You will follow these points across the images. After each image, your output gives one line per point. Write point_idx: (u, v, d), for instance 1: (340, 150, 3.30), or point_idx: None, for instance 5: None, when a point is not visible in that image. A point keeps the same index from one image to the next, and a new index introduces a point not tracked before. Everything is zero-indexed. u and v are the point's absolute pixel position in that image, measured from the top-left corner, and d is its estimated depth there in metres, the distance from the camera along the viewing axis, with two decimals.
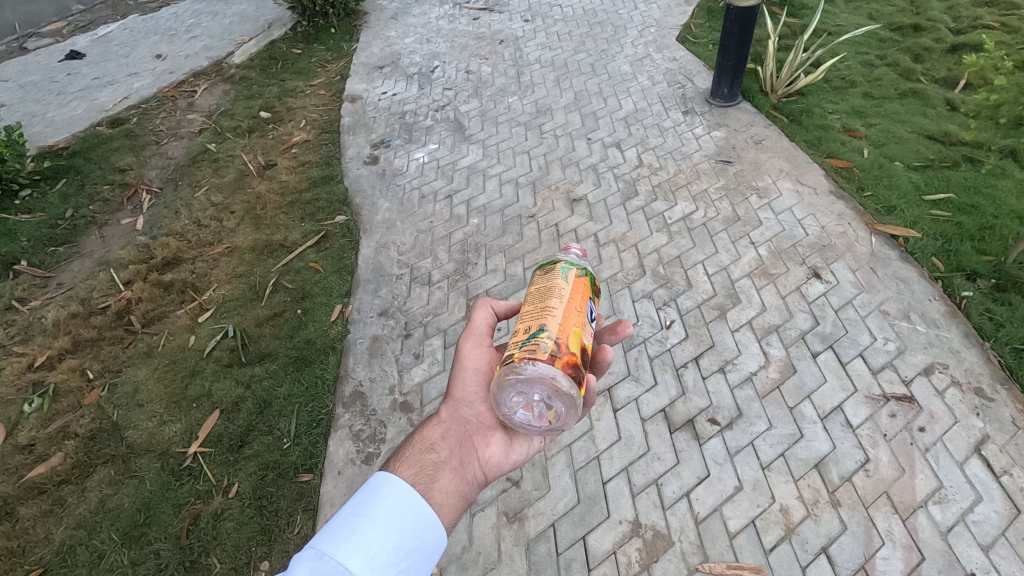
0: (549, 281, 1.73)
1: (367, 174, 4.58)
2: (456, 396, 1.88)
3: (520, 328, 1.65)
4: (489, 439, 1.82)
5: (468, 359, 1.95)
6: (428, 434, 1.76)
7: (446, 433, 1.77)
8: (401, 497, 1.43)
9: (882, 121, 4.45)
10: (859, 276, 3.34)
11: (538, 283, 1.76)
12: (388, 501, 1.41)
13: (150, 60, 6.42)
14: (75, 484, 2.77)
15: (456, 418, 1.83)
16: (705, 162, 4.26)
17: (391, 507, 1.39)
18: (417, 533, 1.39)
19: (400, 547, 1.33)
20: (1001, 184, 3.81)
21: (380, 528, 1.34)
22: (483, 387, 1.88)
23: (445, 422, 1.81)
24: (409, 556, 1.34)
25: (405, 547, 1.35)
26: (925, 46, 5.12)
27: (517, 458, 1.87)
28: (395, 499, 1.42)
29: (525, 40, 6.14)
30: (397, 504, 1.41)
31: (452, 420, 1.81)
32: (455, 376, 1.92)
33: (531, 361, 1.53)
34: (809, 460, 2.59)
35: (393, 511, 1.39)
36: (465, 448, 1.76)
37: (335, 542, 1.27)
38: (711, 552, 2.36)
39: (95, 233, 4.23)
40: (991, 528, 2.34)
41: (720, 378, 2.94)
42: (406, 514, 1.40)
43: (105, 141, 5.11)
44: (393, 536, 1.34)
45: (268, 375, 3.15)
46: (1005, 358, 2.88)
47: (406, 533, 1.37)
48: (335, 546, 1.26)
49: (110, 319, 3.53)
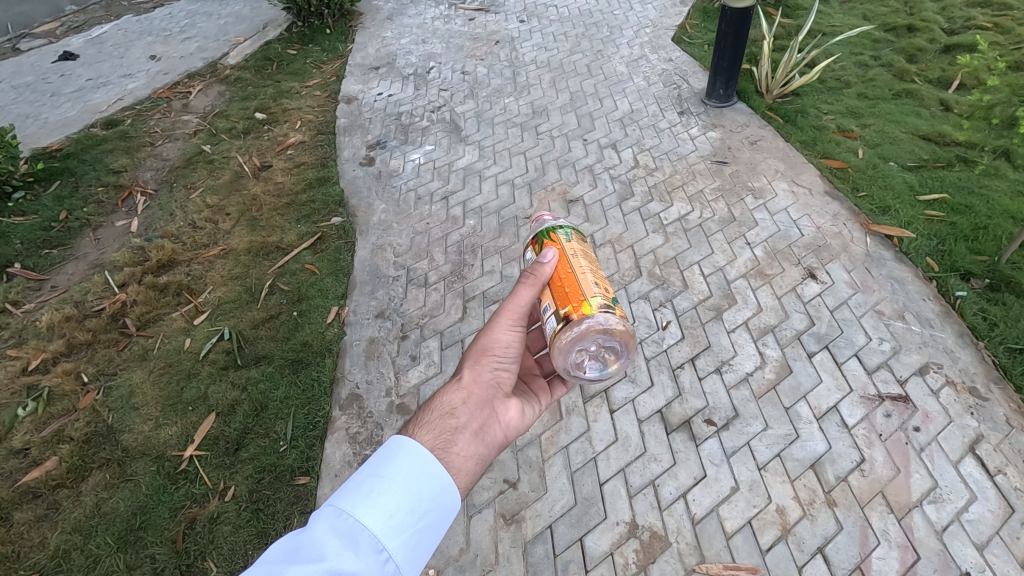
0: (580, 241, 1.80)
1: (364, 175, 4.58)
2: (478, 360, 1.73)
3: (593, 280, 1.67)
4: (508, 405, 1.74)
5: (501, 328, 1.75)
6: (449, 399, 1.61)
7: (469, 399, 1.63)
8: (419, 460, 1.39)
9: (877, 121, 4.47)
10: (855, 276, 3.35)
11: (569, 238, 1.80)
12: (405, 460, 1.38)
13: (144, 60, 6.40)
14: (70, 488, 2.76)
15: (479, 383, 1.69)
16: (701, 162, 4.28)
17: (409, 468, 1.37)
18: (434, 494, 1.36)
19: (416, 508, 1.31)
20: (994, 184, 3.84)
21: (398, 488, 1.32)
22: (507, 351, 1.77)
23: (468, 386, 1.67)
24: (426, 516, 1.32)
25: (422, 507, 1.32)
26: (919, 46, 5.16)
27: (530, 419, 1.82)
28: (413, 458, 1.39)
29: (521, 41, 6.14)
30: (415, 464, 1.38)
31: (475, 385, 1.67)
32: (479, 339, 1.76)
33: (604, 312, 1.60)
34: (805, 460, 2.60)
35: (411, 472, 1.36)
36: (488, 414, 1.65)
37: (353, 500, 1.28)
38: (707, 553, 2.36)
39: (90, 235, 4.22)
40: (985, 527, 2.35)
41: (717, 378, 2.95)
42: (424, 475, 1.37)
43: (99, 143, 5.09)
44: (410, 497, 1.32)
45: (264, 377, 3.15)
46: (999, 357, 2.90)
47: (424, 494, 1.34)
48: (353, 505, 1.27)
49: (104, 321, 3.51)
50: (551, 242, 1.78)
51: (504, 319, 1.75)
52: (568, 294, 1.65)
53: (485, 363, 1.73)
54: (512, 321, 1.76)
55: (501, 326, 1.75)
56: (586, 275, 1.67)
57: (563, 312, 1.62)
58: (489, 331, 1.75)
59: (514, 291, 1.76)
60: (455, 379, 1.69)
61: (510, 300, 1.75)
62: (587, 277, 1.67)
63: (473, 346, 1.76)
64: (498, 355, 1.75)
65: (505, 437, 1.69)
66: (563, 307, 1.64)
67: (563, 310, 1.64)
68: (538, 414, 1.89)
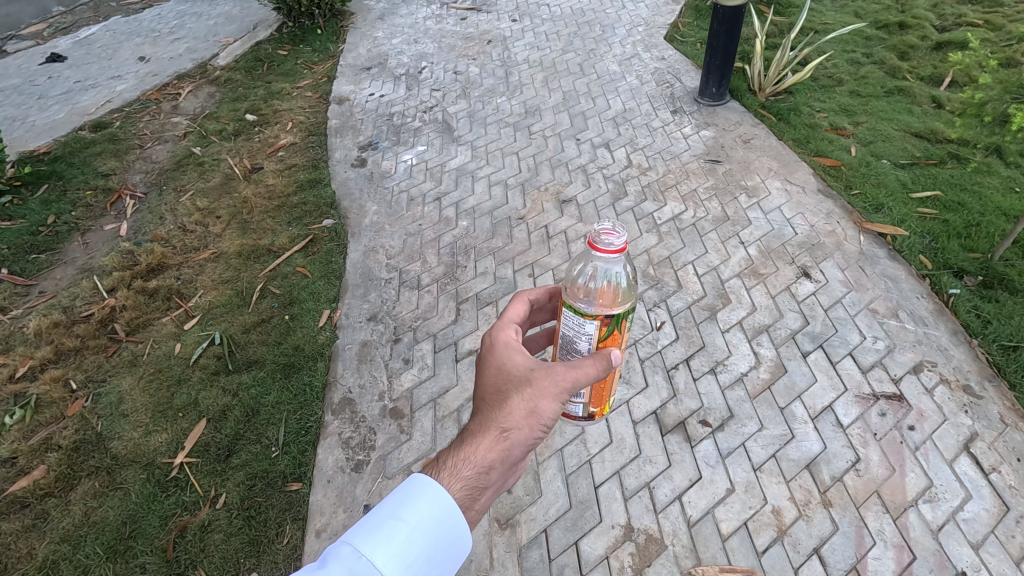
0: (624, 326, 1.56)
1: (356, 176, 4.55)
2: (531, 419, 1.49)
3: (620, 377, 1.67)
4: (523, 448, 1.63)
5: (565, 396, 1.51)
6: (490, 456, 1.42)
7: (508, 459, 1.47)
8: (443, 508, 1.28)
9: (869, 119, 4.47)
10: (848, 275, 3.35)
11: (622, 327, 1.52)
12: (426, 503, 1.27)
13: (133, 62, 6.34)
14: (59, 498, 2.72)
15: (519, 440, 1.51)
16: (694, 161, 4.26)
17: (430, 510, 1.26)
18: (452, 541, 1.26)
19: (432, 557, 1.21)
20: (987, 181, 3.84)
21: (417, 534, 1.21)
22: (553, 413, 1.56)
23: (509, 446, 1.46)
24: (440, 565, 1.23)
25: (439, 557, 1.22)
26: (911, 44, 5.16)
27: None
28: (436, 503, 1.27)
29: (513, 40, 6.11)
30: (437, 508, 1.27)
31: (516, 445, 1.47)
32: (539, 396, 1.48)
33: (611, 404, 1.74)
34: (800, 461, 2.59)
35: (432, 518, 1.25)
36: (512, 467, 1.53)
37: (371, 542, 1.17)
38: (703, 556, 2.35)
39: (78, 239, 4.17)
40: (981, 526, 2.35)
41: (711, 379, 2.93)
42: (446, 524, 1.26)
43: (88, 146, 5.04)
44: (427, 543, 1.22)
45: (256, 383, 3.11)
46: (993, 355, 2.90)
47: (442, 542, 1.24)
48: (371, 547, 1.15)
49: (93, 327, 3.47)
50: (613, 341, 1.49)
51: (569, 389, 1.49)
52: (601, 398, 1.63)
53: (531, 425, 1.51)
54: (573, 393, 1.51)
55: (565, 396, 1.50)
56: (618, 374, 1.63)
57: (592, 412, 1.65)
58: (554, 397, 1.49)
59: (589, 367, 1.47)
60: (500, 431, 1.46)
61: (582, 377, 1.48)
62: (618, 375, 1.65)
63: (527, 398, 1.48)
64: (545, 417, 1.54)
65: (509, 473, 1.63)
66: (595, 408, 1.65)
67: (594, 410, 1.65)
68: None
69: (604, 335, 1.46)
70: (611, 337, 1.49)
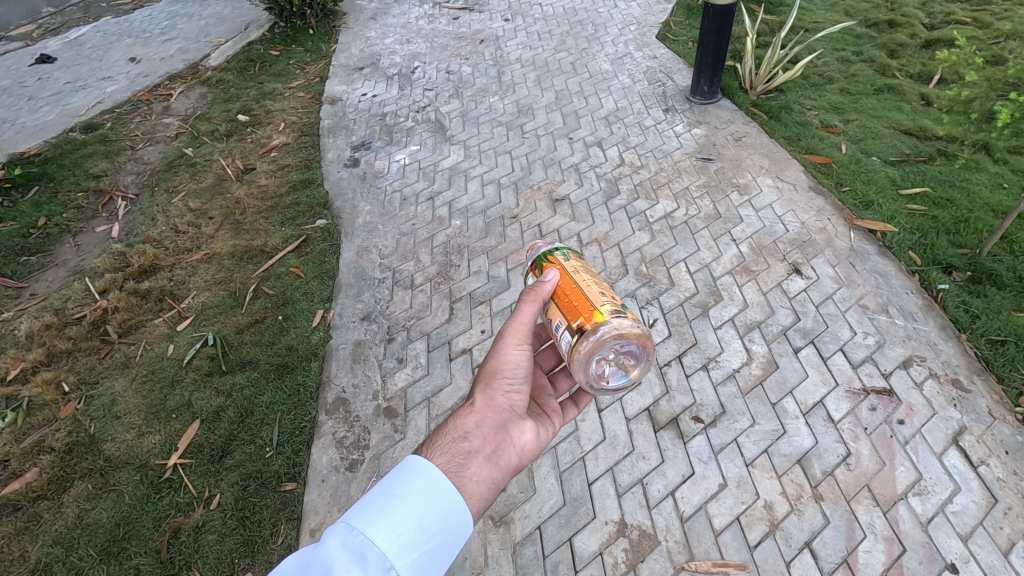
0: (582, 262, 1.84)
1: (349, 176, 4.54)
2: (492, 382, 1.74)
3: (601, 292, 1.71)
4: (522, 427, 1.72)
5: (510, 349, 1.78)
6: (463, 422, 1.61)
7: (482, 422, 1.63)
8: (431, 479, 1.36)
9: (859, 116, 4.50)
10: (839, 271, 3.38)
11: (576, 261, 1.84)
12: (417, 480, 1.34)
13: (124, 63, 6.30)
14: (52, 500, 2.71)
15: (492, 407, 1.69)
16: (686, 159, 4.28)
17: (421, 487, 1.33)
18: (445, 515, 1.32)
19: (426, 528, 1.27)
20: (975, 178, 3.88)
21: (408, 508, 1.28)
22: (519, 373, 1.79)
23: (481, 411, 1.67)
24: (436, 536, 1.28)
25: (433, 528, 1.28)
26: (900, 42, 5.21)
27: (545, 445, 1.80)
28: (425, 476, 1.36)
29: (506, 40, 6.12)
30: (427, 484, 1.34)
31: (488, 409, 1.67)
32: (491, 360, 1.78)
33: (617, 315, 1.64)
34: (791, 455, 2.61)
35: (421, 492, 1.32)
36: (502, 437, 1.65)
37: (364, 518, 1.23)
38: (696, 551, 2.37)
39: (70, 241, 4.15)
40: (969, 518, 2.37)
41: (703, 376, 2.95)
42: (435, 496, 1.33)
43: (79, 148, 5.01)
44: (420, 516, 1.28)
45: (249, 383, 3.11)
46: (981, 349, 2.93)
47: (434, 515, 1.30)
48: (365, 521, 1.22)
49: (85, 329, 3.45)
50: (550, 265, 1.83)
51: (509, 339, 1.78)
52: (578, 307, 1.69)
53: (496, 386, 1.74)
54: (517, 341, 1.79)
55: (509, 347, 1.78)
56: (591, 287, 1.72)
57: (575, 325, 1.67)
58: (499, 352, 1.77)
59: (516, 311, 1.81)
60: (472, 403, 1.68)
61: (513, 321, 1.79)
62: (595, 290, 1.71)
63: (484, 366, 1.78)
64: (509, 377, 1.76)
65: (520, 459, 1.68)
66: (575, 320, 1.68)
67: (575, 323, 1.68)
68: (552, 437, 1.89)
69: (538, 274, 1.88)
70: (548, 264, 1.84)
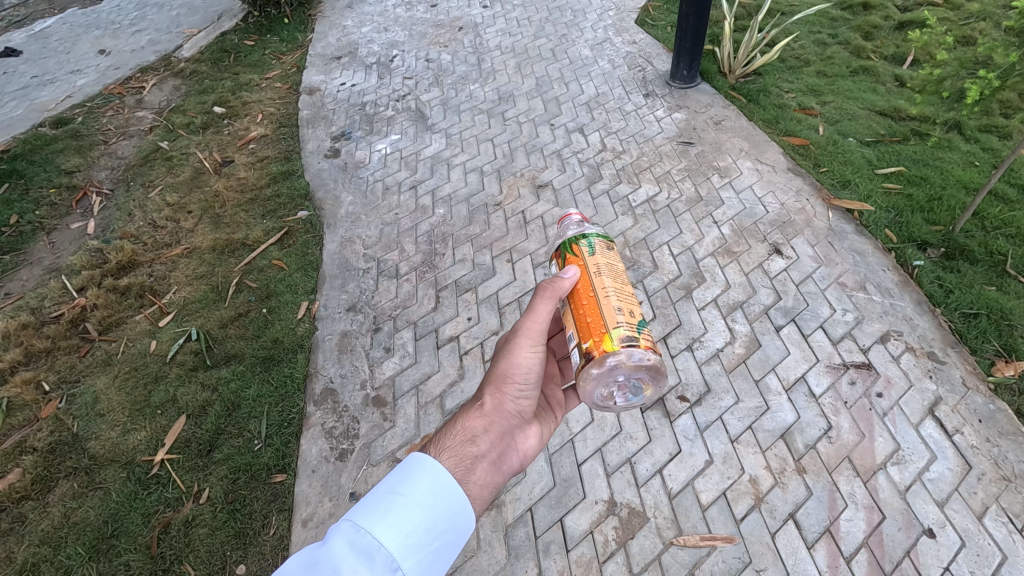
0: (611, 256, 1.76)
1: (329, 167, 4.49)
2: (502, 385, 1.73)
3: (618, 308, 1.63)
4: (524, 431, 1.76)
5: (522, 352, 1.76)
6: (471, 424, 1.63)
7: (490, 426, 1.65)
8: (437, 477, 1.38)
9: (835, 98, 4.57)
10: (818, 250, 3.44)
11: (607, 255, 1.76)
12: (423, 477, 1.36)
13: (92, 55, 6.13)
14: (36, 500, 2.67)
15: (500, 411, 1.71)
16: (667, 144, 4.31)
17: (427, 485, 1.35)
18: (451, 513, 1.34)
19: (433, 527, 1.28)
20: (948, 156, 3.96)
21: (415, 507, 1.29)
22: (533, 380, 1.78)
23: (489, 413, 1.68)
24: (442, 536, 1.30)
25: (439, 527, 1.30)
26: (874, 24, 5.27)
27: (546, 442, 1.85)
28: (432, 475, 1.37)
29: (485, 27, 6.07)
30: (433, 482, 1.36)
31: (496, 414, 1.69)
32: (501, 364, 1.75)
33: (630, 346, 1.57)
34: (775, 431, 2.67)
35: (428, 491, 1.33)
36: (507, 441, 1.68)
37: (370, 517, 1.24)
38: (684, 526, 2.41)
39: (43, 239, 4.05)
40: (946, 484, 2.45)
41: (688, 356, 3.00)
42: (441, 494, 1.35)
43: (49, 143, 4.89)
44: (427, 516, 1.29)
45: (235, 376, 3.09)
46: (955, 323, 3.02)
47: (439, 514, 1.32)
48: (370, 520, 1.23)
49: (63, 328, 3.39)
50: (573, 263, 1.76)
51: (524, 343, 1.75)
52: (591, 326, 1.62)
53: (506, 390, 1.73)
54: (531, 345, 1.76)
55: (521, 350, 1.75)
56: (608, 301, 1.63)
57: (584, 348, 1.61)
58: (511, 354, 1.75)
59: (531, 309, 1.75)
60: (480, 407, 1.69)
61: (529, 322, 1.75)
62: (610, 306, 1.63)
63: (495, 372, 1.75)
64: (520, 381, 1.76)
65: (520, 462, 1.73)
66: (585, 340, 1.63)
67: (584, 343, 1.62)
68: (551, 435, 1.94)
69: (561, 266, 1.82)
70: (572, 260, 1.77)
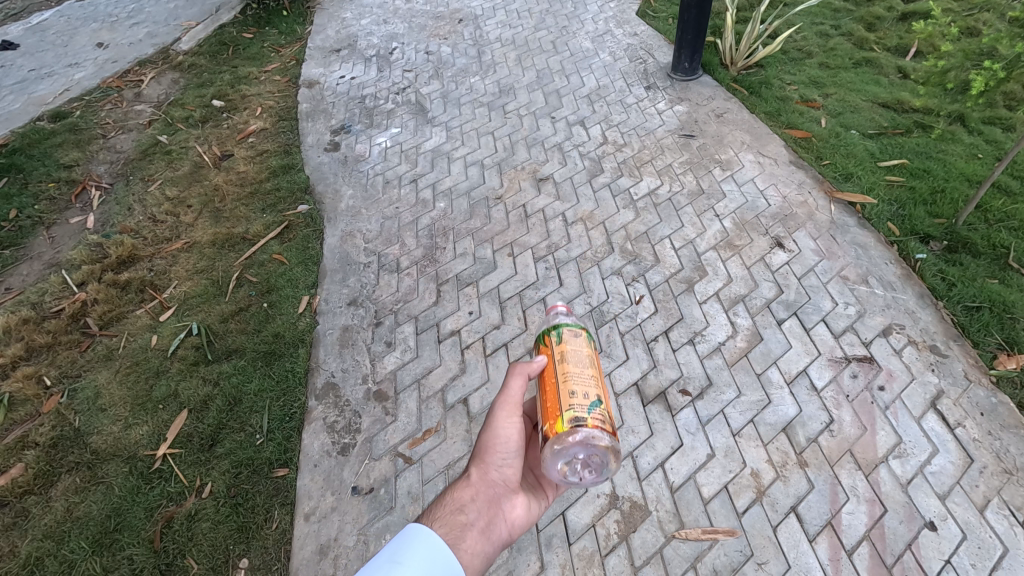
0: (582, 342, 1.74)
1: (329, 161, 4.48)
2: (487, 455, 1.75)
3: (574, 388, 1.60)
4: (516, 499, 1.75)
5: (503, 422, 1.76)
6: (459, 495, 1.65)
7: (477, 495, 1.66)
8: (430, 550, 1.42)
9: (838, 90, 4.54)
10: (820, 244, 3.43)
11: (578, 340, 1.73)
12: (417, 551, 1.40)
13: (90, 48, 6.09)
14: (38, 495, 2.67)
15: (487, 480, 1.72)
16: (669, 136, 4.29)
17: (423, 555, 1.39)
18: None
19: None
20: (951, 148, 3.95)
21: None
22: (518, 449, 1.78)
23: (476, 483, 1.70)
24: None
25: None
26: (877, 15, 5.23)
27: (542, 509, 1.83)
28: (425, 550, 1.41)
29: (485, 19, 6.03)
30: (427, 553, 1.41)
31: (483, 483, 1.71)
32: (484, 436, 1.77)
33: (580, 429, 1.54)
34: (777, 424, 2.67)
35: (422, 561, 1.38)
36: (496, 510, 1.68)
37: None
38: (686, 519, 2.42)
39: (43, 234, 4.04)
40: (947, 477, 2.45)
41: (690, 349, 3.00)
42: (434, 566, 1.39)
43: (47, 137, 4.87)
44: None
45: (237, 371, 3.09)
46: (957, 316, 3.01)
47: None
48: None
49: (64, 322, 3.39)
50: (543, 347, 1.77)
51: (506, 414, 1.76)
52: (548, 409, 1.62)
53: (491, 459, 1.75)
54: (512, 416, 1.76)
55: (502, 421, 1.75)
56: (567, 385, 1.61)
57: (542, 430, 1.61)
58: (491, 426, 1.76)
59: (506, 383, 1.77)
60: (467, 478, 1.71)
61: (505, 393, 1.76)
62: (567, 390, 1.61)
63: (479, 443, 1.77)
64: (504, 450, 1.76)
65: (512, 530, 1.72)
66: (544, 423, 1.62)
67: (543, 426, 1.62)
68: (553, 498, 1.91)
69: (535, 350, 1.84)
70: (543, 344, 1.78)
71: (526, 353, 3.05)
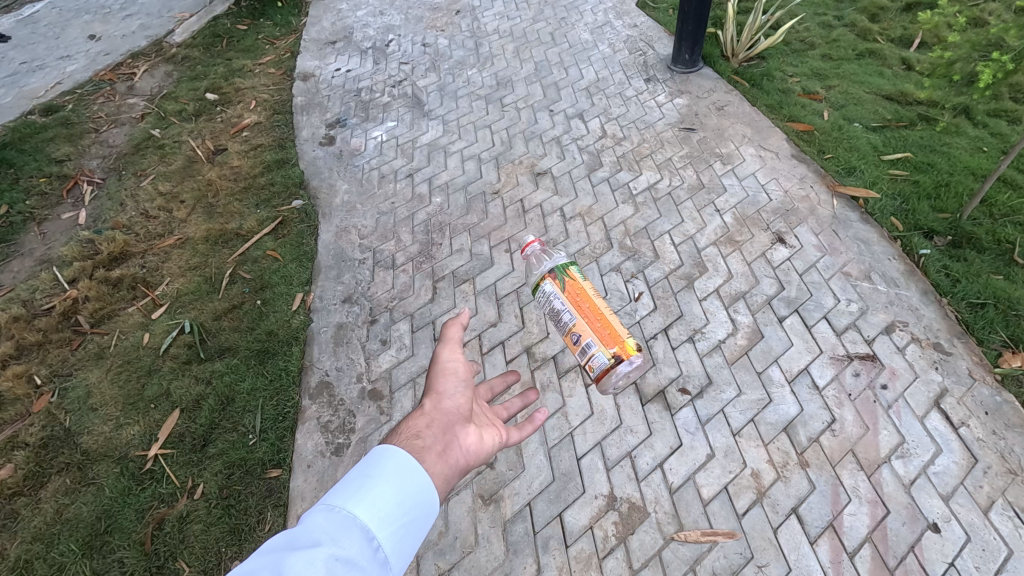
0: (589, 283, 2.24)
1: (324, 155, 4.41)
2: (435, 393, 1.60)
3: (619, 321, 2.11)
4: (474, 430, 1.56)
5: (446, 361, 1.67)
6: (415, 423, 1.45)
7: (435, 423, 1.47)
8: (395, 459, 1.24)
9: (841, 82, 4.47)
10: (822, 239, 3.37)
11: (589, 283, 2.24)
12: (385, 462, 1.23)
13: (82, 40, 6.01)
14: (29, 496, 2.63)
15: (441, 411, 1.54)
16: (669, 130, 4.22)
17: (394, 463, 1.23)
18: (418, 491, 1.21)
19: (403, 500, 1.15)
20: (955, 141, 3.88)
21: (383, 484, 1.17)
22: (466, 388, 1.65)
23: (432, 414, 1.51)
24: (413, 509, 1.16)
25: (408, 501, 1.16)
26: (881, 5, 5.14)
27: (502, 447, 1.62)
28: (391, 461, 1.23)
29: (482, 10, 5.93)
30: (395, 462, 1.24)
31: (438, 412, 1.53)
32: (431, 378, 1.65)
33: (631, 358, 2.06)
34: (777, 424, 2.63)
35: (390, 468, 1.21)
36: (456, 437, 1.48)
37: (341, 496, 1.12)
38: (685, 521, 2.38)
39: (35, 230, 3.99)
40: (951, 478, 2.41)
41: (689, 347, 2.95)
42: (401, 472, 1.21)
43: (39, 131, 4.80)
44: (396, 492, 1.17)
45: (229, 370, 3.04)
46: (961, 313, 2.96)
47: (407, 489, 1.19)
48: (342, 498, 1.11)
49: (55, 320, 3.34)
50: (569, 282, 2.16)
51: (448, 356, 1.69)
52: (610, 334, 2.07)
53: (440, 396, 1.59)
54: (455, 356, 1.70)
55: (445, 359, 1.67)
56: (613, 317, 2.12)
57: (615, 353, 2.03)
58: (437, 366, 1.66)
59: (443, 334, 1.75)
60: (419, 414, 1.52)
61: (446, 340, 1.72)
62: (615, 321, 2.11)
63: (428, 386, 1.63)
64: (452, 385, 1.63)
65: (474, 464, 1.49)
66: (610, 347, 2.05)
67: (612, 349, 2.04)
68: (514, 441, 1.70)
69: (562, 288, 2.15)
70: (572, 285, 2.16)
71: (522, 352, 3.00)
